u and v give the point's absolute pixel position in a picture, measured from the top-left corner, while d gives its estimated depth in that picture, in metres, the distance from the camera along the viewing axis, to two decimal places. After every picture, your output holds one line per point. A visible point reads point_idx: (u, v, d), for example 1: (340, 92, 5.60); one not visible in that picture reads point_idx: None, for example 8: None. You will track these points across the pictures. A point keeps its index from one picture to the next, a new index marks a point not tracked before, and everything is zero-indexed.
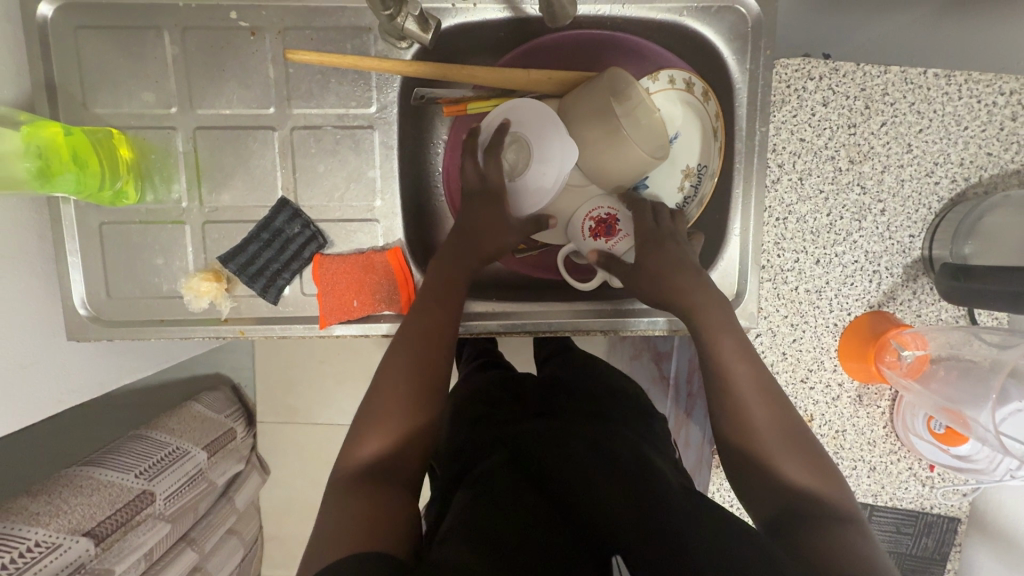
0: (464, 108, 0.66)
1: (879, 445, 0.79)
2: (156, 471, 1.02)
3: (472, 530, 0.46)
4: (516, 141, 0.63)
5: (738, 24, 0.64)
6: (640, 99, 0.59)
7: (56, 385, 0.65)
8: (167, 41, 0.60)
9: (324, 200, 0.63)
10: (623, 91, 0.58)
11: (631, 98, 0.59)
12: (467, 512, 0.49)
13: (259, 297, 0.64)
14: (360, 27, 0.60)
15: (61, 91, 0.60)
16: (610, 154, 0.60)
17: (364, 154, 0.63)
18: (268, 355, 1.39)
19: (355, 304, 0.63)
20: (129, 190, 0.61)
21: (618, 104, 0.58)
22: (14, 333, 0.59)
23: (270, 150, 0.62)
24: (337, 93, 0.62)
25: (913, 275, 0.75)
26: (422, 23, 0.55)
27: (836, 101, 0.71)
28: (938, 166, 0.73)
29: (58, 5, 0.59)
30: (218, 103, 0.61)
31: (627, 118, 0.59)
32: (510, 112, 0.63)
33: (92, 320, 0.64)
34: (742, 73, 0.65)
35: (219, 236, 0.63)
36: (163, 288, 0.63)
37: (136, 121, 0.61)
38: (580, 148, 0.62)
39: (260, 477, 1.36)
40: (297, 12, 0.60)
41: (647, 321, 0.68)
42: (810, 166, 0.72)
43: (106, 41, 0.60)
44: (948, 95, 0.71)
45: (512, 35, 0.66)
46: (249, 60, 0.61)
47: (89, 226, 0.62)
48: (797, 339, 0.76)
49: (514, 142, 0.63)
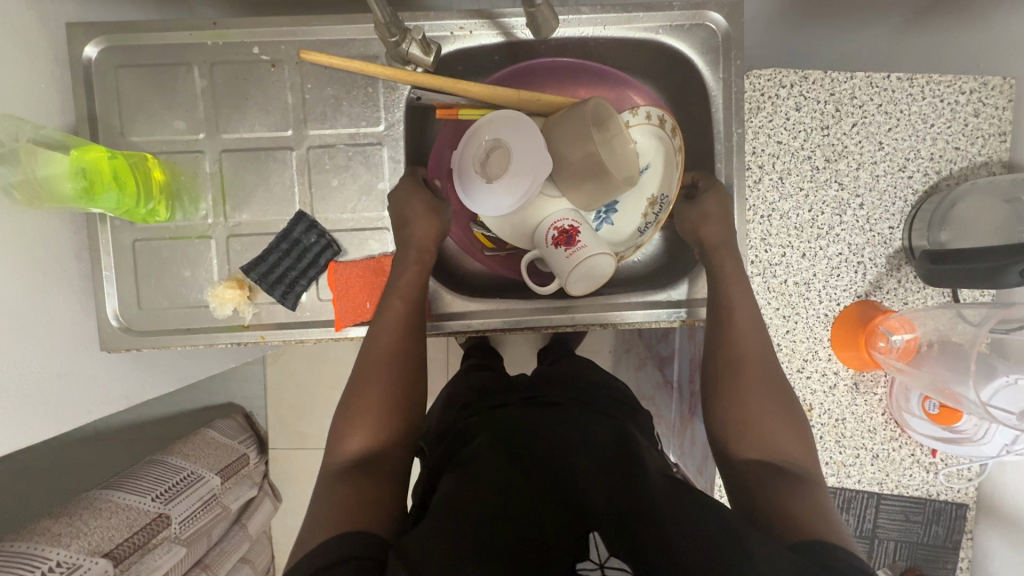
0: (455, 113, 0.70)
1: (880, 433, 0.80)
2: (171, 494, 1.02)
3: (467, 507, 0.49)
4: (496, 146, 0.66)
5: (709, 39, 0.71)
6: (617, 129, 0.66)
7: (87, 396, 0.68)
8: (197, 75, 0.67)
9: (338, 211, 0.69)
10: (604, 120, 0.65)
11: (609, 127, 0.65)
12: (464, 490, 0.52)
13: (278, 303, 0.68)
14: (368, 55, 0.67)
15: (101, 123, 0.67)
16: (584, 170, 0.66)
17: (374, 168, 0.68)
18: (278, 382, 1.38)
19: (367, 305, 0.69)
20: (160, 209, 0.66)
21: (597, 130, 0.65)
22: (53, 343, 0.63)
23: (288, 168, 0.68)
24: (348, 115, 0.68)
25: (897, 264, 0.78)
26: (425, 48, 0.62)
27: (807, 106, 0.76)
28: (910, 161, 0.77)
29: (101, 48, 0.66)
30: (242, 128, 0.67)
31: (603, 143, 0.65)
32: (494, 122, 0.66)
33: (124, 331, 0.68)
34: (717, 81, 0.71)
35: (242, 248, 0.68)
36: (190, 298, 0.68)
37: (168, 147, 0.67)
38: (558, 163, 0.67)
39: (273, 504, 1.34)
40: (312, 44, 0.67)
41: (643, 313, 0.72)
42: (788, 166, 0.77)
43: (143, 77, 0.67)
44: (913, 96, 0.76)
45: (505, 58, 0.73)
46: (270, 89, 0.67)
47: (123, 243, 0.68)
48: (790, 330, 0.79)
49: (496, 145, 0.66)
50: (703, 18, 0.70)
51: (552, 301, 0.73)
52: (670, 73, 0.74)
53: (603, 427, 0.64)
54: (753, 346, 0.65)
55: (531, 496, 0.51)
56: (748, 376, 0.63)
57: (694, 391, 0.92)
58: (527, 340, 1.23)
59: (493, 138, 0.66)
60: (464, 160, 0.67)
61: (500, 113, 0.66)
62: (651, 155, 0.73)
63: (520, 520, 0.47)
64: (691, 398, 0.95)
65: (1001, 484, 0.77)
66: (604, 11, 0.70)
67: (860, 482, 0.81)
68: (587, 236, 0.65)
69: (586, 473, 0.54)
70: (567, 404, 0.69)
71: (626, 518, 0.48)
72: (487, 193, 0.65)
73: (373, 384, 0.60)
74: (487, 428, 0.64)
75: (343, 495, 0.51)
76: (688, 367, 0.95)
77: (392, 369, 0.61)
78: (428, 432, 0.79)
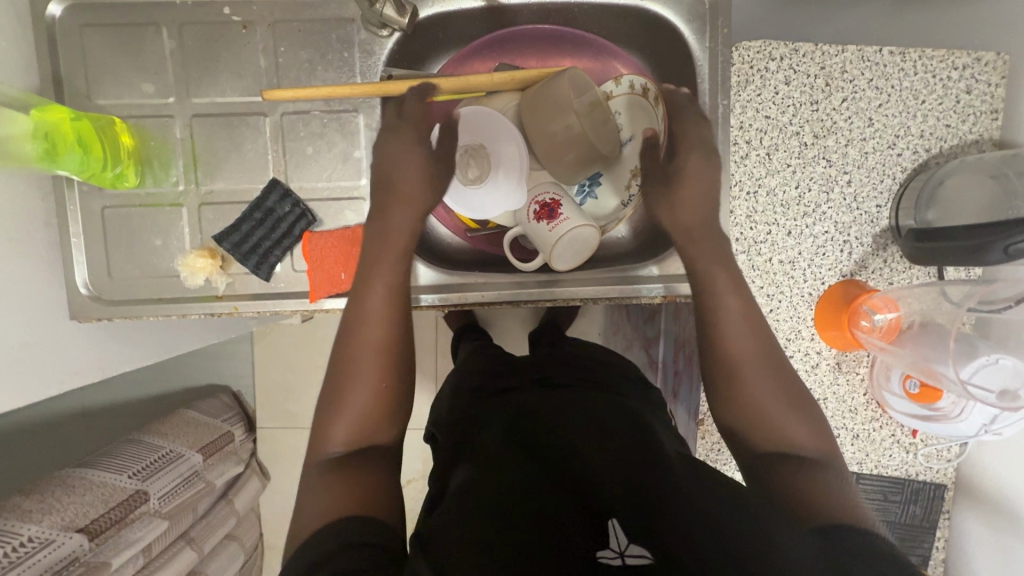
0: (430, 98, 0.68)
1: (861, 413, 0.80)
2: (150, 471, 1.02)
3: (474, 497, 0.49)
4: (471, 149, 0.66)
5: (695, 6, 0.68)
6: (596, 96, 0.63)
7: (60, 367, 0.67)
8: (166, 36, 0.65)
9: (313, 179, 0.67)
10: (581, 89, 0.63)
11: (587, 95, 0.63)
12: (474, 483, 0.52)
13: (251, 274, 0.67)
14: (343, 18, 0.65)
15: (67, 84, 0.64)
16: (566, 147, 0.66)
17: (350, 135, 0.67)
18: (265, 361, 1.36)
19: (343, 276, 0.67)
20: (129, 174, 0.64)
21: (576, 101, 0.63)
22: (20, 311, 0.62)
23: (262, 135, 0.66)
24: (323, 79, 0.66)
25: (883, 243, 0.77)
26: (399, 8, 0.60)
27: (797, 79, 0.74)
28: (899, 139, 0.76)
29: (66, 6, 0.63)
30: (213, 93, 0.66)
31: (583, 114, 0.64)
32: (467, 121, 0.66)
33: (95, 300, 0.67)
34: (703, 50, 0.69)
35: (214, 217, 0.67)
36: (162, 267, 0.67)
37: (137, 111, 0.65)
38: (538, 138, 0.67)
39: (261, 482, 1.33)
40: (286, 6, 0.64)
41: (638, 289, 0.71)
42: (776, 141, 0.75)
43: (110, 38, 0.64)
44: (904, 72, 0.74)
45: (486, 24, 0.71)
46: (242, 51, 0.65)
47: (92, 210, 0.66)
48: (774, 309, 0.78)
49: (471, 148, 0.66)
50: None
51: (532, 275, 0.71)
52: (657, 43, 0.72)
53: (609, 410, 0.63)
54: (741, 328, 0.62)
55: (543, 493, 0.51)
56: (748, 366, 0.60)
57: (678, 370, 0.91)
58: (515, 320, 1.22)
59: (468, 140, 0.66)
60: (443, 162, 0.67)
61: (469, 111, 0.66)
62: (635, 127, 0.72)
63: (527, 513, 0.48)
64: (675, 377, 0.94)
65: (979, 464, 0.77)
66: None
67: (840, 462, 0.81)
68: (570, 209, 0.65)
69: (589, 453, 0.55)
70: (569, 389, 0.68)
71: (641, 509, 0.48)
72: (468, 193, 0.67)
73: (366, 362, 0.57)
74: (495, 419, 0.65)
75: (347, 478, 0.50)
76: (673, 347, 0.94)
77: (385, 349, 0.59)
78: (439, 418, 0.77)
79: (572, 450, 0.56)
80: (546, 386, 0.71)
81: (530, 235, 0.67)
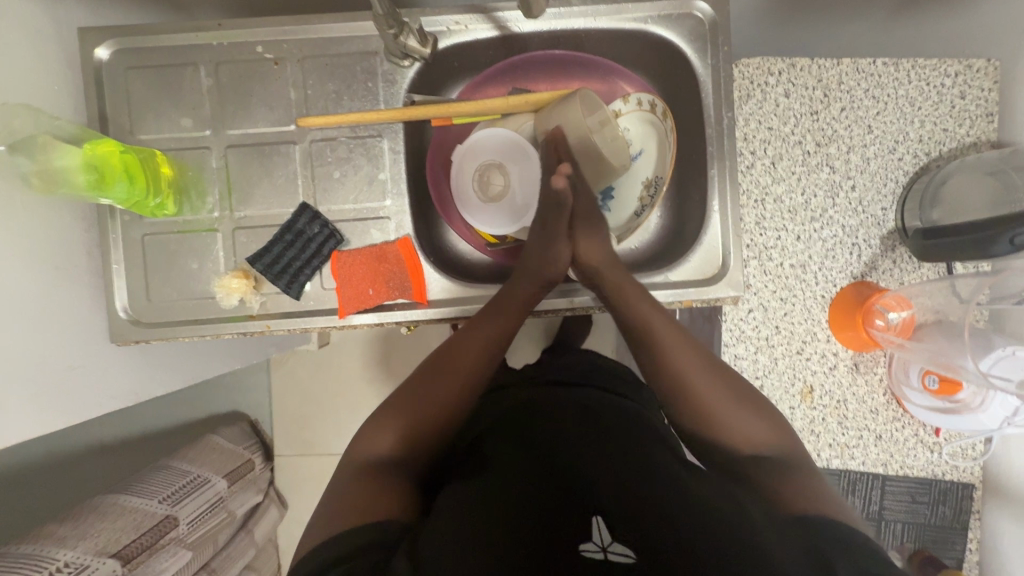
0: (450, 119, 0.72)
1: (882, 413, 0.80)
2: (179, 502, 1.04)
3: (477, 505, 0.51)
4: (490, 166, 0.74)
5: (697, 28, 0.70)
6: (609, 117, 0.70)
7: (97, 390, 0.69)
8: (203, 74, 0.69)
9: (340, 202, 0.70)
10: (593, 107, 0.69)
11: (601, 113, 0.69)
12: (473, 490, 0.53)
13: (283, 293, 0.69)
14: (368, 51, 0.70)
15: (113, 122, 0.69)
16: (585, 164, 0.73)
17: (374, 159, 0.70)
18: (282, 387, 1.37)
19: (370, 292, 0.69)
20: (169, 203, 0.68)
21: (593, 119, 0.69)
22: (64, 334, 0.65)
23: (292, 162, 0.70)
24: (348, 108, 0.70)
25: (891, 245, 0.79)
26: (421, 38, 0.64)
27: (796, 92, 0.78)
28: (899, 144, 0.79)
29: (113, 50, 0.69)
30: (247, 124, 0.70)
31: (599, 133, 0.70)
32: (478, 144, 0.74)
33: (133, 322, 0.70)
34: (706, 67, 0.71)
35: (248, 240, 0.70)
36: (198, 290, 0.70)
37: (175, 144, 0.70)
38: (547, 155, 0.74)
39: (279, 511, 1.32)
40: (313, 42, 0.69)
41: (667, 295, 0.71)
42: (780, 151, 0.79)
43: (152, 78, 0.69)
44: (899, 80, 0.77)
45: (501, 51, 0.75)
46: (273, 85, 0.70)
47: (133, 237, 0.70)
48: (789, 312, 0.80)
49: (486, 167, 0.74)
50: (689, 7, 0.70)
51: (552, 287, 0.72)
52: (662, 62, 0.75)
53: (608, 401, 0.67)
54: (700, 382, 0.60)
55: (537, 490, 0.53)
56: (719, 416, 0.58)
57: None
58: (532, 338, 1.23)
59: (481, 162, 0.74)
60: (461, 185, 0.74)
61: (482, 134, 0.74)
62: (646, 142, 0.77)
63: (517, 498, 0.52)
64: None
65: (1006, 462, 0.77)
66: (594, 3, 0.70)
67: (864, 464, 0.81)
68: None
69: (590, 458, 0.56)
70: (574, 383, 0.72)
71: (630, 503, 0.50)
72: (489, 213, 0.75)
73: (443, 387, 0.62)
74: (494, 417, 0.67)
75: (358, 490, 0.53)
76: None
77: (460, 381, 0.63)
78: None
79: (573, 453, 0.57)
80: (543, 380, 0.74)
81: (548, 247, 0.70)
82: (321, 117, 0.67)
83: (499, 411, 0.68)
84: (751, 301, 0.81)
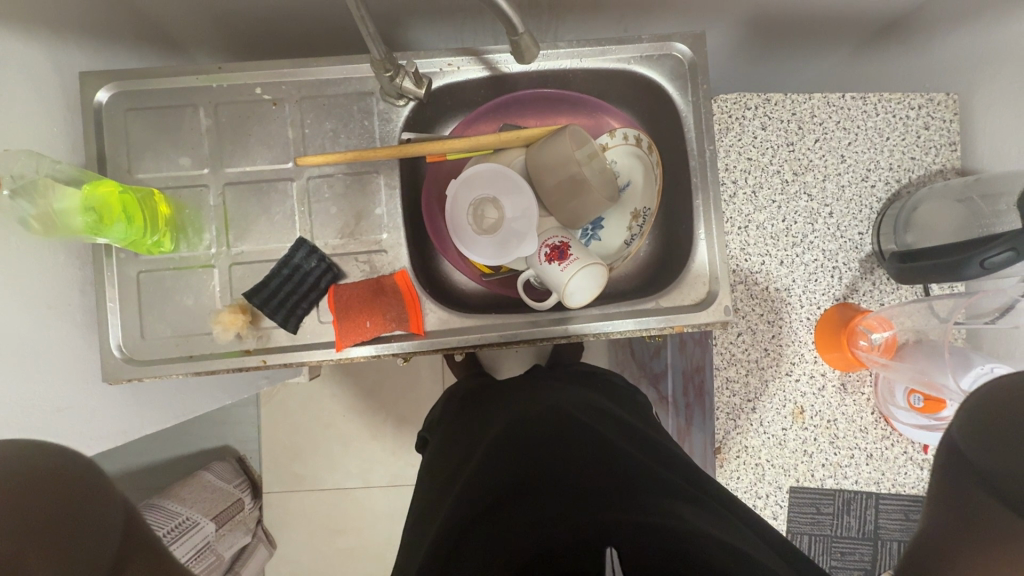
0: (444, 155, 0.74)
1: (871, 432, 0.82)
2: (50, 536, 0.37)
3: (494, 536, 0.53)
4: (483, 201, 0.74)
5: (677, 67, 0.75)
6: (596, 149, 0.73)
7: (85, 432, 0.67)
8: (202, 115, 0.71)
9: (337, 237, 0.72)
10: (581, 139, 0.72)
11: (588, 145, 0.73)
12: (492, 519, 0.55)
13: (280, 327, 0.70)
14: (364, 91, 0.72)
15: (110, 161, 0.70)
16: (576, 199, 0.72)
17: (370, 194, 0.72)
18: (271, 422, 1.34)
19: (368, 324, 0.69)
20: (166, 241, 0.69)
21: (580, 150, 0.72)
22: (53, 374, 0.64)
23: (290, 198, 0.72)
24: (345, 146, 0.72)
25: (869, 267, 0.82)
26: (417, 80, 0.67)
27: (772, 125, 0.82)
28: (872, 172, 0.83)
29: (113, 93, 0.70)
30: (244, 162, 0.71)
31: (587, 164, 0.72)
32: (468, 180, 0.74)
33: (127, 360, 0.69)
34: (687, 104, 0.75)
35: (245, 276, 0.71)
36: (194, 326, 0.70)
37: (173, 183, 0.71)
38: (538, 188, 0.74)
39: (268, 551, 1.28)
40: (311, 84, 0.72)
41: (658, 321, 0.72)
42: (760, 180, 0.82)
43: (152, 119, 0.71)
44: (867, 113, 0.82)
45: (491, 91, 0.78)
46: (272, 125, 0.72)
47: (127, 274, 0.70)
48: (776, 335, 0.82)
49: (479, 203, 0.74)
50: (669, 48, 0.74)
51: (546, 314, 0.74)
52: (646, 99, 0.79)
53: (602, 425, 0.69)
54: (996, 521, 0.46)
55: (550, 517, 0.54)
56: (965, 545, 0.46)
57: (691, 402, 0.93)
58: (525, 364, 1.24)
59: (474, 200, 0.74)
60: (458, 224, 0.74)
61: (475, 170, 0.75)
62: (632, 173, 0.80)
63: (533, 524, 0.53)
64: (688, 408, 0.94)
65: None
66: (580, 44, 0.74)
67: (857, 483, 0.82)
68: (577, 250, 0.68)
69: (593, 478, 0.59)
70: (563, 407, 0.73)
71: (593, 520, 0.52)
72: (484, 245, 0.73)
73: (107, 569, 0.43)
74: (486, 440, 0.69)
75: None
76: (681, 380, 0.96)
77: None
78: (433, 440, 0.83)
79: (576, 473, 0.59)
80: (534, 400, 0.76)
81: (543, 276, 0.71)
82: (321, 155, 0.69)
83: (491, 436, 0.69)
84: (739, 324, 0.83)
